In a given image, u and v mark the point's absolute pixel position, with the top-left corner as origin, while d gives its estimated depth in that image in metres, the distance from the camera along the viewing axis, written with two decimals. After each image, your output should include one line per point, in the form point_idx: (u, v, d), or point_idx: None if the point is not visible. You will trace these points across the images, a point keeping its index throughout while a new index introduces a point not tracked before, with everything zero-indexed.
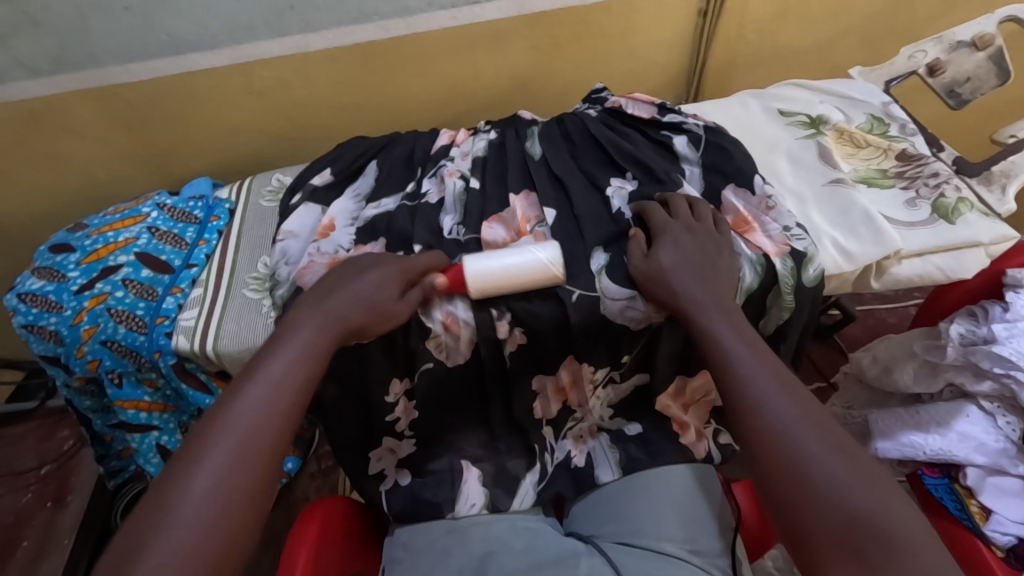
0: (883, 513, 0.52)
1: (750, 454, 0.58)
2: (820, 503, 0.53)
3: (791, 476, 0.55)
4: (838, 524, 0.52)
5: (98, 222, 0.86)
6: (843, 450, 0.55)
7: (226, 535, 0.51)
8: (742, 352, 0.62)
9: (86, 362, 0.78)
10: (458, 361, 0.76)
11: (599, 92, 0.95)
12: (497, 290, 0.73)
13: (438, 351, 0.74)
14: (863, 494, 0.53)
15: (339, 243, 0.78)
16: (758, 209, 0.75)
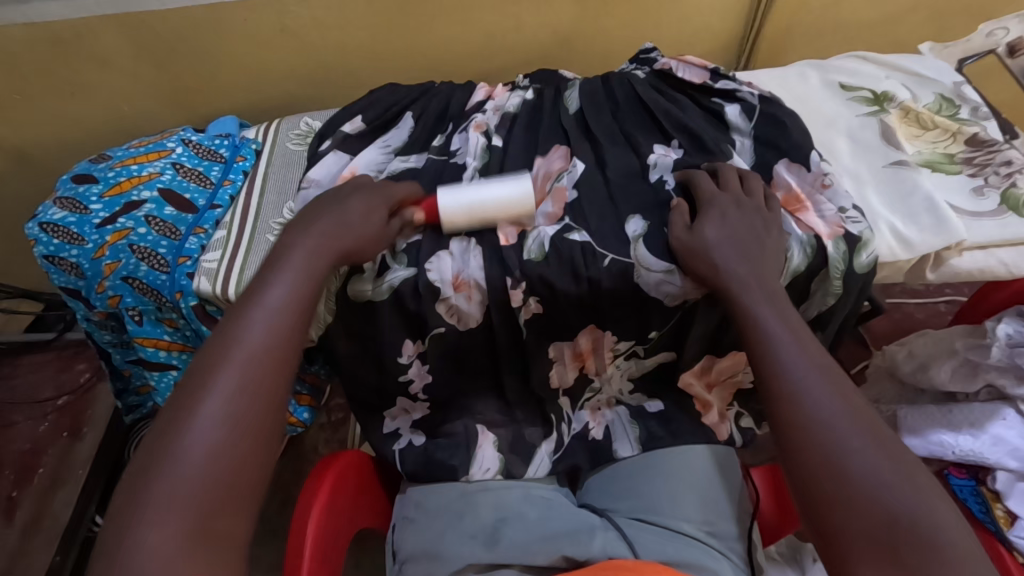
0: (923, 509, 0.49)
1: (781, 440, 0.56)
2: (855, 497, 0.51)
3: (826, 466, 0.53)
4: (874, 519, 0.50)
5: (122, 155, 0.84)
6: (884, 443, 0.53)
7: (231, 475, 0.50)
8: (785, 330, 0.59)
9: (107, 298, 0.77)
10: (471, 325, 0.73)
11: (648, 52, 0.89)
12: (516, 255, 0.69)
13: (449, 314, 0.72)
14: (902, 489, 0.50)
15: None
16: (812, 187, 0.70)
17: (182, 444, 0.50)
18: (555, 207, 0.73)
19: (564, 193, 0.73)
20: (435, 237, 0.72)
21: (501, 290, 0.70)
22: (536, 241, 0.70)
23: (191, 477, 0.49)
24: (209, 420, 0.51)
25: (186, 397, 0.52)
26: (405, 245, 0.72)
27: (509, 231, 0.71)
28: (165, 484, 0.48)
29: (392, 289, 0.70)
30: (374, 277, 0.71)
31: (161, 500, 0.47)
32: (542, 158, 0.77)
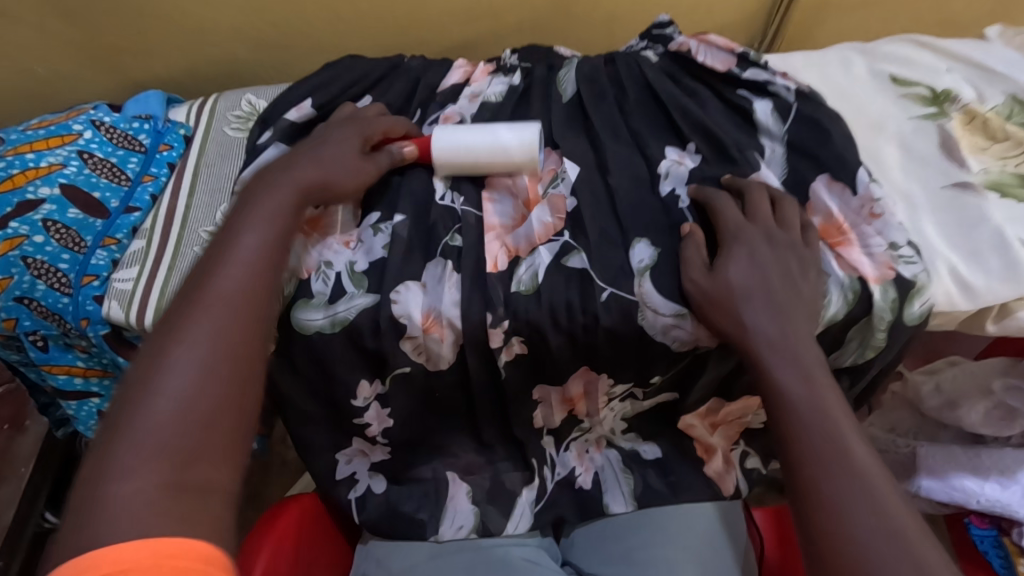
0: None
1: (798, 508, 0.46)
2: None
3: (853, 550, 0.42)
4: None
5: (16, 139, 0.68)
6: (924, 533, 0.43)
7: (178, 429, 0.41)
8: (813, 366, 0.49)
9: (0, 320, 0.63)
10: (442, 367, 0.60)
11: (663, 26, 0.74)
12: (501, 286, 0.58)
13: (417, 353, 0.60)
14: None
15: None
16: (857, 214, 0.58)
17: (146, 393, 0.42)
18: (552, 215, 0.60)
19: (561, 201, 0.61)
20: (405, 255, 0.59)
21: (478, 327, 0.57)
22: (529, 267, 0.58)
23: (160, 427, 0.41)
24: (174, 367, 0.44)
25: (155, 345, 0.45)
26: (365, 266, 0.59)
27: (497, 256, 0.59)
28: (124, 437, 0.40)
29: (347, 322, 0.58)
30: (325, 304, 0.58)
31: (121, 455, 0.40)
32: None
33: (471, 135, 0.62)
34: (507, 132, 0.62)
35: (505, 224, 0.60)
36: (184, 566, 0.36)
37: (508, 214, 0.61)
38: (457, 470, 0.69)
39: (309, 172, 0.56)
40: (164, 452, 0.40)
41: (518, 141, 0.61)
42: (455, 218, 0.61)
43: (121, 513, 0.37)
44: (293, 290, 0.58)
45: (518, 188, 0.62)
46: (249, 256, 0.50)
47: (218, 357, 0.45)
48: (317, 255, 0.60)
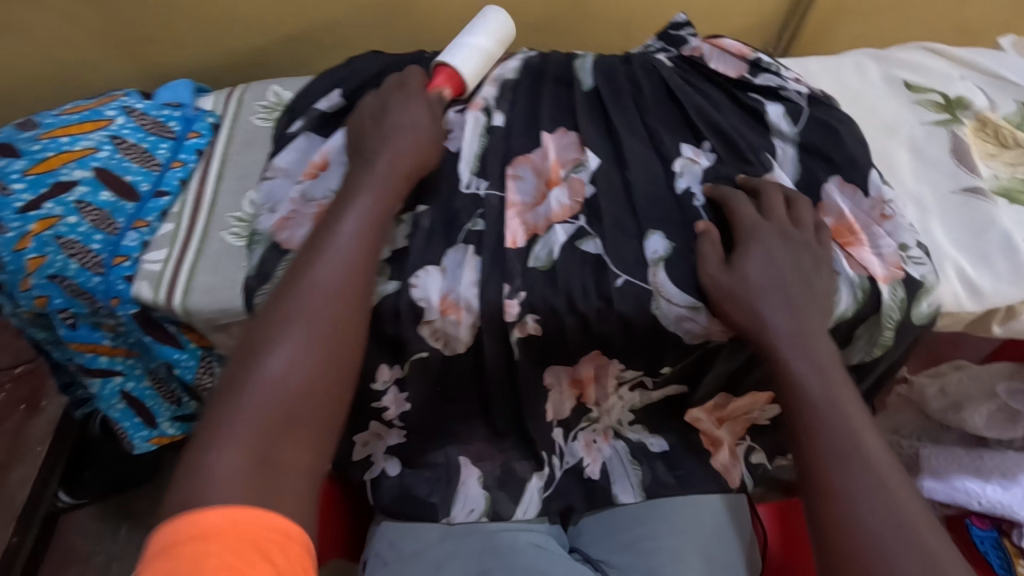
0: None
1: (810, 502, 0.47)
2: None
3: (864, 541, 0.43)
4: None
5: (52, 122, 0.70)
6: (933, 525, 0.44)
7: (273, 408, 0.45)
8: (827, 365, 0.51)
9: (33, 297, 0.65)
10: (459, 351, 0.62)
11: (680, 27, 0.75)
12: (519, 262, 0.60)
13: (434, 338, 0.61)
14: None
15: (329, 185, 0.64)
16: (868, 215, 0.60)
17: (248, 375, 0.46)
18: (571, 199, 0.62)
19: (581, 185, 0.63)
20: (426, 243, 0.62)
21: (497, 312, 0.59)
22: (546, 245, 0.60)
23: (258, 406, 0.45)
24: (273, 355, 0.47)
25: (262, 325, 0.49)
26: (390, 253, 0.62)
27: (516, 232, 0.61)
28: (229, 414, 0.44)
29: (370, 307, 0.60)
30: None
31: (223, 431, 0.43)
32: (548, 136, 0.66)
33: (462, 53, 0.69)
34: (483, 37, 0.70)
35: (527, 200, 0.63)
36: (263, 536, 0.39)
37: (531, 193, 0.63)
38: (468, 455, 0.71)
39: (392, 167, 0.59)
40: (254, 434, 0.44)
41: (492, 38, 0.71)
42: (477, 203, 0.63)
43: (217, 478, 0.41)
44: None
45: (536, 167, 0.64)
46: (345, 253, 0.53)
47: (314, 352, 0.48)
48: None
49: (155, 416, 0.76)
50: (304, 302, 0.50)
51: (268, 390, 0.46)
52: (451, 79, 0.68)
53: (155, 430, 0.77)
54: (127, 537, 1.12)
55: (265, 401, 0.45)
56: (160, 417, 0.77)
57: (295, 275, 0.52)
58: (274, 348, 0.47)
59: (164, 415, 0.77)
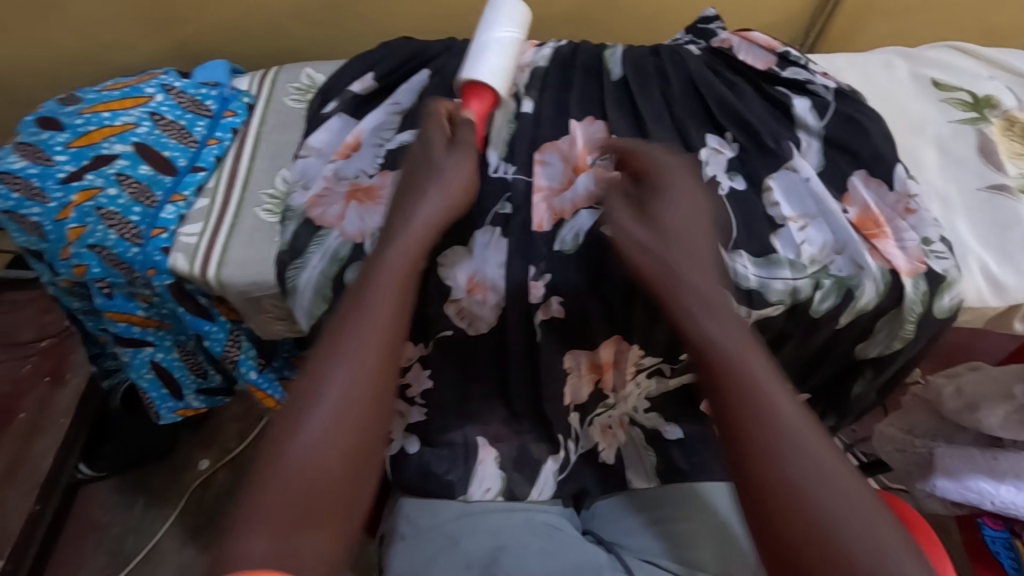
0: (898, 543, 0.40)
1: (732, 463, 0.44)
2: (823, 533, 0.40)
3: (789, 496, 0.42)
4: (848, 558, 0.39)
5: (94, 98, 0.72)
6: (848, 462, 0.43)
7: (299, 493, 0.43)
8: (730, 315, 0.49)
9: (72, 266, 0.67)
10: (481, 331, 0.64)
11: (709, 21, 0.76)
12: (545, 246, 0.61)
13: (460, 318, 0.63)
14: (880, 524, 0.41)
15: (362, 166, 0.66)
16: (893, 209, 0.61)
17: (280, 450, 0.44)
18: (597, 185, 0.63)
19: (607, 172, 0.64)
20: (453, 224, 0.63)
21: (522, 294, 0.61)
22: (573, 230, 0.62)
23: (284, 488, 0.43)
24: (305, 428, 0.45)
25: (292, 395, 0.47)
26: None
27: (542, 216, 0.63)
28: (259, 494, 0.43)
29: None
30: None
31: (251, 519, 0.42)
32: (577, 124, 0.67)
33: (494, 58, 0.66)
34: (500, 34, 0.68)
35: (553, 186, 0.64)
36: None
37: (558, 178, 0.65)
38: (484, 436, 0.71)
39: (431, 214, 0.55)
40: (281, 520, 0.42)
41: (508, 30, 0.68)
42: (505, 187, 0.64)
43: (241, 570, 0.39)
44: (347, 253, 0.61)
45: (566, 153, 0.65)
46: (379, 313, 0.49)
47: (345, 421, 0.45)
48: (371, 220, 0.63)
49: (182, 387, 0.79)
50: (335, 374, 0.47)
51: (295, 472, 0.43)
52: (491, 93, 0.66)
53: (180, 401, 0.80)
54: (143, 509, 1.13)
55: (292, 484, 0.43)
56: (186, 390, 0.80)
57: (326, 343, 0.48)
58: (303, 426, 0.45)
59: (189, 387, 0.79)
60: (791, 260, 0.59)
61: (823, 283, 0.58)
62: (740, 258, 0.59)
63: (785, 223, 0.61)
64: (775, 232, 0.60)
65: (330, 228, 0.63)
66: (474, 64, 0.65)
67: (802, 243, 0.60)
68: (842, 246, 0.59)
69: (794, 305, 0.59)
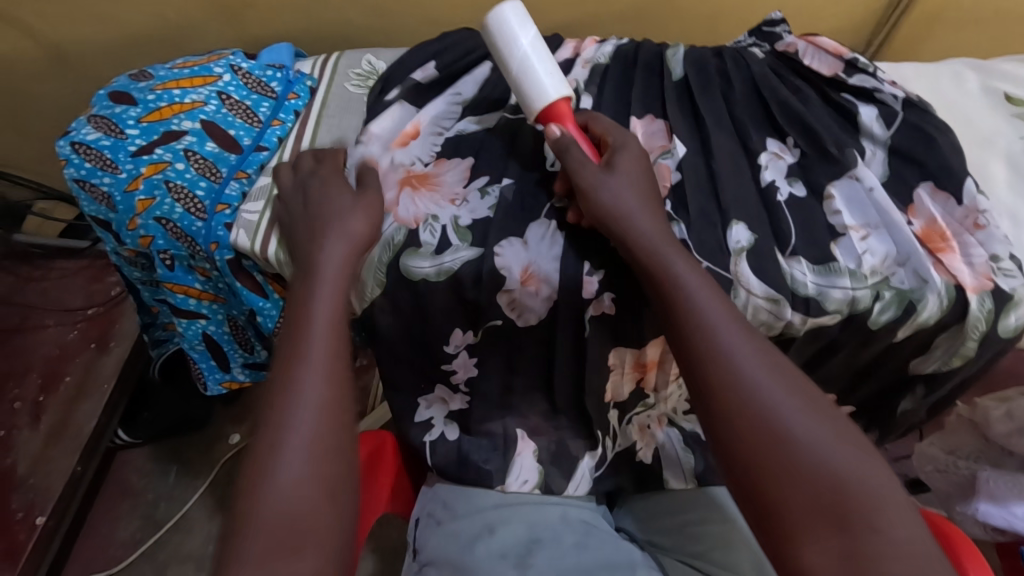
0: (868, 474, 0.43)
1: (702, 407, 0.48)
2: (797, 474, 0.44)
3: (764, 440, 0.45)
4: (817, 493, 0.43)
5: (164, 75, 0.74)
6: (822, 409, 0.46)
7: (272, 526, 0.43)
8: (676, 263, 0.53)
9: (138, 236, 0.69)
10: (531, 323, 0.64)
11: (774, 24, 0.75)
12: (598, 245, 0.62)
13: (510, 308, 0.63)
14: (850, 462, 0.44)
15: (417, 154, 0.68)
16: (960, 224, 0.60)
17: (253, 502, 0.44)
18: (655, 184, 0.63)
19: (667, 172, 0.63)
20: (508, 216, 0.63)
21: (574, 290, 0.62)
22: None
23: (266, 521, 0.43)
24: (276, 473, 0.45)
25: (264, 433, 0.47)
26: (469, 222, 0.63)
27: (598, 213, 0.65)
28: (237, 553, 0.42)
29: (452, 272, 0.61)
30: (432, 253, 0.61)
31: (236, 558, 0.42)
32: (637, 122, 0.67)
33: (544, 70, 0.62)
34: (527, 39, 0.62)
35: None
36: None
37: None
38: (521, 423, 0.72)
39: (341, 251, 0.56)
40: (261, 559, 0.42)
41: (529, 30, 0.62)
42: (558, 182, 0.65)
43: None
44: (401, 238, 0.62)
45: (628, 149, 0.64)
46: (319, 355, 0.49)
47: (315, 461, 0.46)
48: (425, 206, 0.64)
49: (229, 360, 0.80)
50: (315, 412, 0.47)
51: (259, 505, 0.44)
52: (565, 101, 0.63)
53: (227, 373, 0.82)
54: (176, 479, 1.14)
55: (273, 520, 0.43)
56: (233, 363, 0.81)
57: (280, 384, 0.49)
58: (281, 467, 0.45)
59: (236, 360, 0.81)
60: (852, 270, 0.58)
61: (884, 295, 0.58)
62: (798, 264, 0.59)
63: (845, 232, 0.60)
64: (836, 240, 0.60)
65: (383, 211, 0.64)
66: (540, 87, 0.61)
67: (863, 252, 0.59)
68: (906, 258, 0.58)
69: (852, 314, 0.59)
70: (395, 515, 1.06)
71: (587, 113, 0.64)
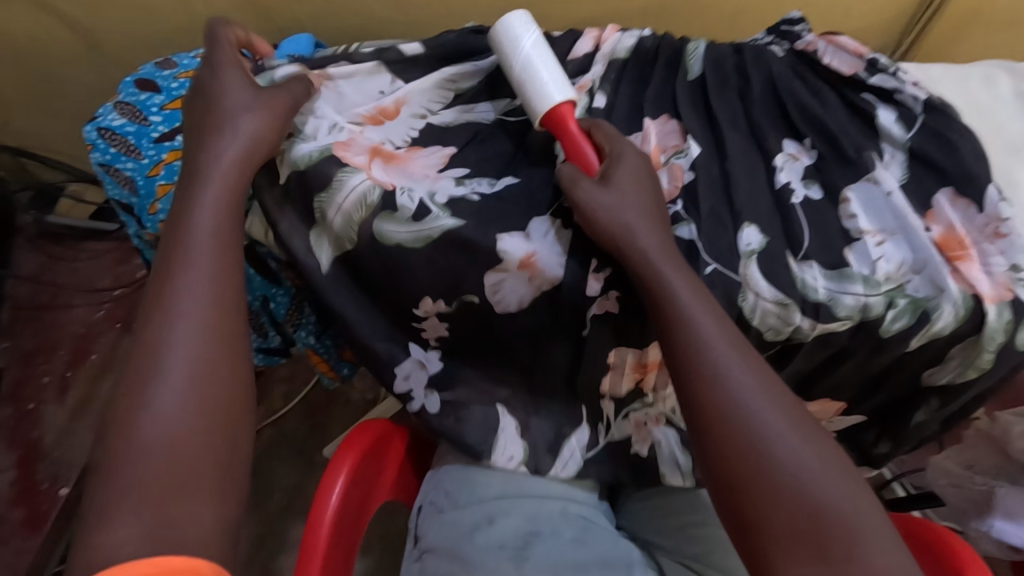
0: (850, 500, 0.44)
1: (694, 423, 0.49)
2: (781, 493, 0.45)
3: (750, 460, 0.46)
4: (798, 514, 0.44)
5: (188, 63, 0.76)
6: (812, 435, 0.47)
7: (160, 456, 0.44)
8: (672, 274, 0.53)
9: (157, 221, 0.71)
10: (512, 310, 0.63)
11: (793, 24, 0.74)
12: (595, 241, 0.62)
13: (492, 292, 0.62)
14: (835, 483, 0.45)
15: (390, 136, 0.66)
16: (980, 231, 0.58)
17: (126, 443, 0.44)
18: (668, 184, 0.62)
19: (680, 172, 0.62)
20: (509, 212, 0.61)
21: (578, 289, 0.62)
22: None
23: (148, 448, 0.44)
24: (153, 405, 0.46)
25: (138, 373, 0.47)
26: (445, 199, 0.61)
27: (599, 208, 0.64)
28: (111, 494, 0.43)
29: (431, 239, 0.59)
30: (409, 218, 0.59)
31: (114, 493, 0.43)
32: (651, 122, 0.66)
33: (548, 74, 0.62)
34: (530, 44, 0.63)
35: None
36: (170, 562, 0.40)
37: None
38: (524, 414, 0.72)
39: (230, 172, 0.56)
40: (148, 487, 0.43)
41: (532, 34, 0.63)
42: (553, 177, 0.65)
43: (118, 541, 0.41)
44: (376, 199, 0.59)
45: (641, 149, 0.63)
46: (196, 290, 0.50)
47: (193, 389, 0.47)
48: (398, 177, 0.61)
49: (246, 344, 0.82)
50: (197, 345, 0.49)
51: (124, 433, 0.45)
52: (569, 105, 0.62)
53: None
54: None
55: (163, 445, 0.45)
56: None
57: (154, 319, 0.49)
58: (164, 398, 0.46)
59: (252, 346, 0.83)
60: (865, 276, 0.57)
61: (897, 302, 0.57)
62: (809, 269, 0.58)
63: (861, 237, 0.59)
64: (850, 245, 0.59)
65: (357, 169, 0.60)
66: (542, 88, 0.61)
67: (879, 258, 0.58)
68: (922, 266, 0.57)
69: (863, 321, 0.58)
70: (400, 505, 1.07)
71: (590, 120, 0.63)
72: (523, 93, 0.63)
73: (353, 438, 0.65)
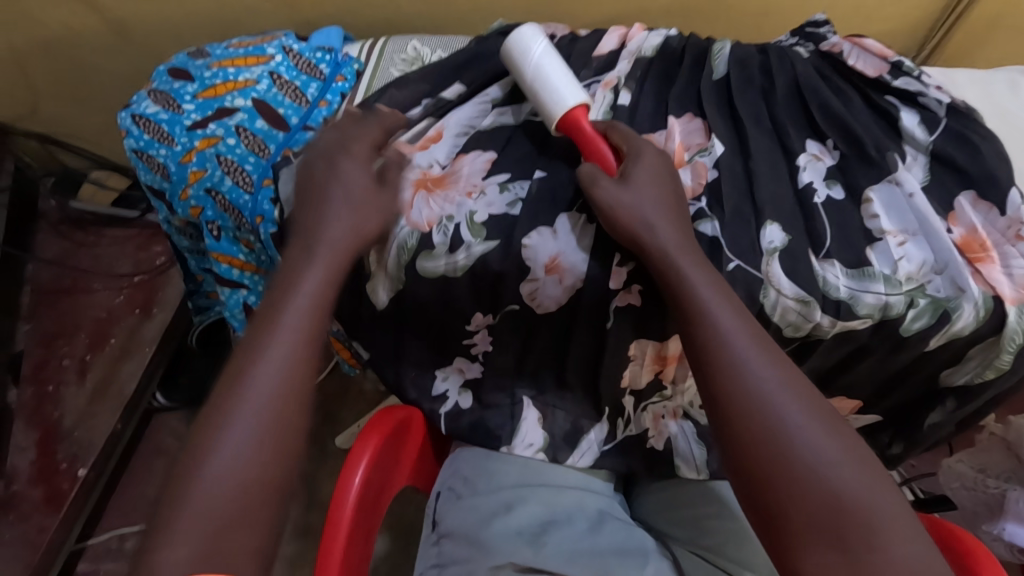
0: (871, 492, 0.45)
1: (716, 417, 0.50)
2: (804, 487, 0.45)
3: (772, 454, 0.47)
4: (819, 507, 0.45)
5: (220, 53, 0.78)
6: (833, 426, 0.48)
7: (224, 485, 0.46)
8: (693, 270, 0.54)
9: (189, 207, 0.73)
10: (550, 309, 0.65)
11: (818, 26, 0.75)
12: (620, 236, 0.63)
13: (529, 295, 0.65)
14: (857, 476, 0.46)
15: (436, 157, 0.67)
16: (1001, 233, 0.59)
17: (195, 479, 0.46)
18: (692, 181, 0.63)
19: (704, 170, 0.63)
20: (540, 207, 0.63)
21: (601, 281, 0.63)
22: None
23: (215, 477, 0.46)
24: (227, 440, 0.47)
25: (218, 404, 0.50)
26: (485, 217, 0.63)
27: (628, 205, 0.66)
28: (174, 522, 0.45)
29: (466, 267, 0.63)
30: (446, 252, 0.63)
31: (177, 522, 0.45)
32: (676, 120, 0.66)
33: (559, 81, 0.63)
34: (540, 53, 0.64)
35: None
36: None
37: None
38: (541, 401, 0.74)
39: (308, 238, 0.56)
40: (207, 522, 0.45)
41: (541, 42, 0.65)
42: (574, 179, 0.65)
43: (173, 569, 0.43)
44: (415, 242, 0.63)
45: (666, 146, 0.64)
46: (290, 333, 0.51)
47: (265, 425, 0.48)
48: (438, 207, 0.64)
49: None
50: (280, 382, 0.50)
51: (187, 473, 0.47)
52: (582, 109, 0.63)
53: None
54: None
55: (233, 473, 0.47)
56: None
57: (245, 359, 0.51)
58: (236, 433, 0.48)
59: None
60: (886, 275, 0.58)
61: (918, 302, 0.58)
62: (831, 267, 0.59)
63: (883, 236, 0.60)
64: (871, 244, 0.60)
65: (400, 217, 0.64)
66: (556, 95, 0.62)
67: (900, 258, 0.59)
68: (943, 266, 0.58)
69: (883, 319, 0.59)
70: (412, 493, 1.08)
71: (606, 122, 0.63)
72: (538, 101, 0.64)
73: (378, 421, 0.67)
